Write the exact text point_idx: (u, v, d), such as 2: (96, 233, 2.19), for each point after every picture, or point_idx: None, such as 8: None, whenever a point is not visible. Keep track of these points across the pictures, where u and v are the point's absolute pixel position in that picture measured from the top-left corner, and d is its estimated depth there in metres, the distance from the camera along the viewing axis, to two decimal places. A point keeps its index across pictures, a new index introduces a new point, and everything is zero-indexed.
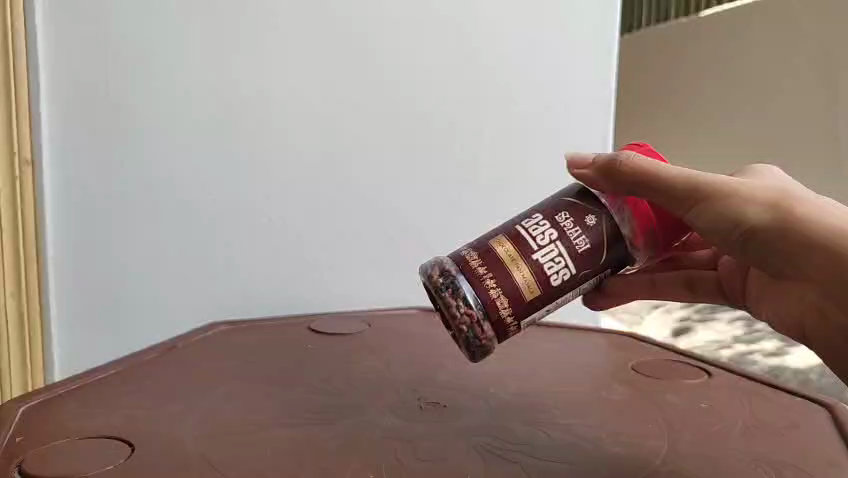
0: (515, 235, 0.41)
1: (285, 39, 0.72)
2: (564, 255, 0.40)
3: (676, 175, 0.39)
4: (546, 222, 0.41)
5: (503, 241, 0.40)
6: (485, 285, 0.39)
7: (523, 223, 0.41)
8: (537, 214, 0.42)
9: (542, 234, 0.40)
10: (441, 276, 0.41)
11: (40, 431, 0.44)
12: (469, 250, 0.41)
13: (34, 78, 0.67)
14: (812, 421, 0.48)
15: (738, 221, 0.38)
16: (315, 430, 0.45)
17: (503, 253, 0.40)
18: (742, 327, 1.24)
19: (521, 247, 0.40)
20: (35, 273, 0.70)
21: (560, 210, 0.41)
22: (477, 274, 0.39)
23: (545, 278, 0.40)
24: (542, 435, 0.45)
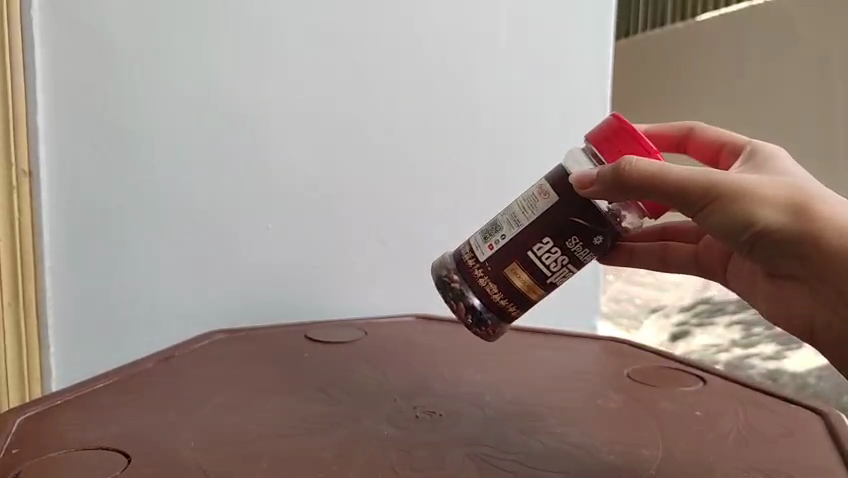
0: (529, 264, 0.48)
1: (281, 47, 0.72)
2: (574, 271, 0.48)
3: (687, 181, 0.43)
4: (557, 249, 0.47)
5: (519, 272, 0.48)
6: (507, 311, 0.49)
7: (535, 251, 0.47)
8: (547, 238, 0.47)
9: (554, 263, 0.48)
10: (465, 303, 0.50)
11: (36, 443, 0.44)
12: (488, 282, 0.49)
13: (31, 87, 0.66)
14: (805, 427, 0.48)
15: (746, 222, 0.43)
16: (311, 440, 0.45)
17: (521, 284, 0.48)
18: (740, 330, 1.23)
19: (535, 276, 0.48)
20: (33, 284, 0.69)
21: (569, 235, 0.47)
22: (498, 305, 0.49)
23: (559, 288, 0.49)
24: (537, 444, 0.45)
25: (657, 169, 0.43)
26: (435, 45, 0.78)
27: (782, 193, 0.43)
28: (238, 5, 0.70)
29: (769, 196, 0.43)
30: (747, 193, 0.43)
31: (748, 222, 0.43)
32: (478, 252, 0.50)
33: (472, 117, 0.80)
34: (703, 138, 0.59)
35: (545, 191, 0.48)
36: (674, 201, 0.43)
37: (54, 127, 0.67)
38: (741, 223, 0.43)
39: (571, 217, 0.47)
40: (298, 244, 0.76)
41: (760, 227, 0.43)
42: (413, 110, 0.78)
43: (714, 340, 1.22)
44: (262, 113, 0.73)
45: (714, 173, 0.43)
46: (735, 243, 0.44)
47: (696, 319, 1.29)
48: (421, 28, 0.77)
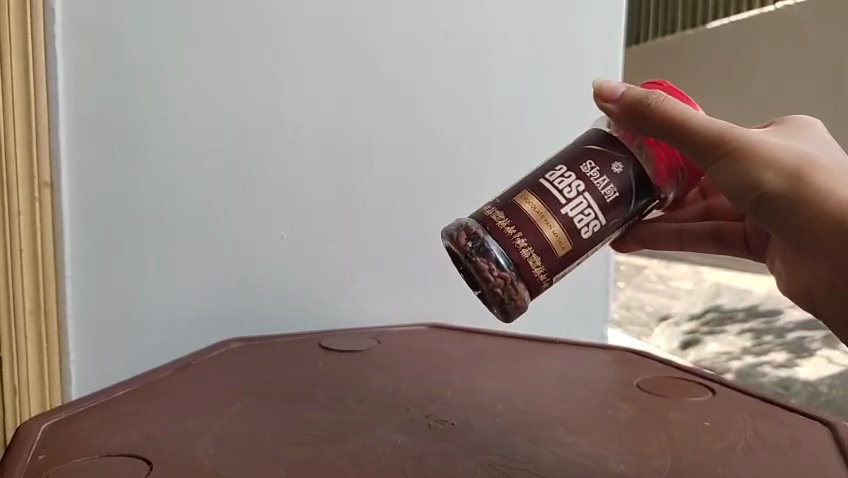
0: (541, 190, 0.46)
1: (298, 61, 0.74)
2: (592, 205, 0.46)
3: (694, 128, 0.45)
4: (571, 173, 0.46)
5: (529, 197, 0.46)
6: (515, 242, 0.45)
7: (548, 177, 0.47)
8: (562, 166, 0.47)
9: (568, 187, 0.46)
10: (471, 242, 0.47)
11: (61, 450, 0.45)
12: (495, 210, 0.46)
13: (53, 102, 0.68)
14: (812, 437, 0.49)
15: (744, 183, 0.44)
16: (327, 448, 0.46)
17: (532, 210, 0.45)
18: (750, 338, 1.24)
19: (547, 201, 0.45)
20: (53, 294, 0.70)
21: (583, 161, 0.47)
22: (506, 233, 0.45)
23: (575, 229, 0.45)
24: (547, 453, 0.46)
25: (673, 108, 0.45)
26: (449, 59, 0.79)
27: (794, 165, 0.44)
28: (256, 20, 0.72)
29: (779, 165, 0.44)
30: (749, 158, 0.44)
31: (756, 187, 0.44)
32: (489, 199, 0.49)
33: (481, 128, 0.82)
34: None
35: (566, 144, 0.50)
36: (687, 151, 0.45)
37: (75, 138, 0.69)
38: (748, 185, 0.44)
39: (588, 146, 0.48)
40: (315, 255, 0.78)
41: (765, 194, 0.44)
42: (426, 122, 0.80)
43: (725, 349, 1.22)
44: (277, 124, 0.74)
45: (737, 130, 0.45)
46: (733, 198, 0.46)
47: (707, 327, 1.31)
48: (434, 42, 0.79)
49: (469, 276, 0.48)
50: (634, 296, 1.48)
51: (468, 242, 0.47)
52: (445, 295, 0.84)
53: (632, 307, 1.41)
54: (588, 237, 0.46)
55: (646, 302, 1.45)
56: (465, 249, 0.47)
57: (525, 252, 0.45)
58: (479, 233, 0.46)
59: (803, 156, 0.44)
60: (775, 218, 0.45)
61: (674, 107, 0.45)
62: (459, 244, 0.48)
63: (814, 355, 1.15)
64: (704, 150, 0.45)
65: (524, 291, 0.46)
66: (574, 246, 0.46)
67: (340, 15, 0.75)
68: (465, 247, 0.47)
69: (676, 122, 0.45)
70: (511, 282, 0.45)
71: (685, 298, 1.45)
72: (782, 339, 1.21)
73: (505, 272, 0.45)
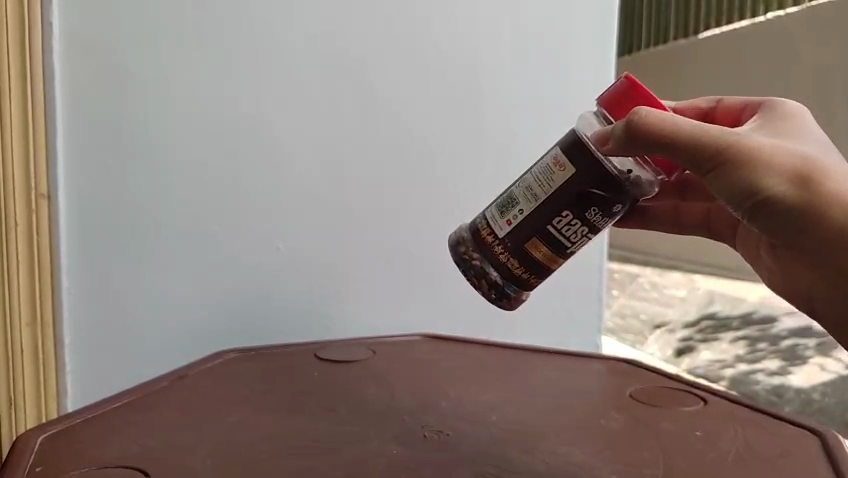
0: (550, 239, 0.51)
1: (294, 73, 0.75)
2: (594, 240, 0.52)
3: (693, 144, 0.44)
4: (577, 221, 0.50)
5: (538, 247, 0.51)
6: (529, 281, 0.53)
7: (555, 225, 0.50)
8: (566, 211, 0.50)
9: (574, 234, 0.51)
10: (485, 276, 0.53)
11: (59, 461, 0.46)
12: (509, 256, 0.52)
13: (51, 114, 0.68)
14: (801, 447, 0.49)
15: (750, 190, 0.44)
16: (322, 459, 0.47)
17: (543, 257, 0.51)
18: (744, 346, 1.25)
19: (553, 248, 0.51)
20: (50, 306, 0.71)
21: (588, 207, 0.50)
22: (521, 277, 0.52)
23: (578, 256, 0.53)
24: (541, 464, 0.47)
25: (669, 126, 0.44)
26: (443, 73, 0.80)
27: (794, 167, 0.44)
28: (252, 33, 0.73)
29: (779, 169, 0.44)
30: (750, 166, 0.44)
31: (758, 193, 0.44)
32: (495, 228, 0.53)
33: (475, 140, 0.82)
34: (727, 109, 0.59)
35: (565, 163, 0.50)
36: (686, 162, 0.45)
37: (72, 151, 0.69)
38: (750, 193, 0.44)
39: (591, 189, 0.49)
40: (310, 265, 0.78)
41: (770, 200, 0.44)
42: (421, 135, 0.80)
43: (718, 356, 1.22)
44: (274, 135, 0.75)
45: (735, 137, 0.44)
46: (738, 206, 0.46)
47: (700, 335, 1.31)
48: (429, 55, 0.79)
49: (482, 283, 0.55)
50: (628, 304, 1.49)
51: (482, 274, 0.53)
52: (440, 305, 0.84)
53: (626, 316, 1.42)
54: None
55: (640, 310, 1.46)
56: (479, 279, 0.54)
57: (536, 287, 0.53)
58: (493, 273, 0.53)
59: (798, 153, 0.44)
60: (776, 220, 0.45)
61: (670, 126, 0.44)
62: (472, 270, 0.54)
63: (807, 363, 1.17)
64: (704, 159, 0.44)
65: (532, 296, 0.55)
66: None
67: (337, 28, 0.76)
68: (479, 278, 0.54)
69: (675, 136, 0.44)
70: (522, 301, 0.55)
71: (678, 306, 1.46)
72: (775, 347, 1.23)
73: (518, 298, 0.54)
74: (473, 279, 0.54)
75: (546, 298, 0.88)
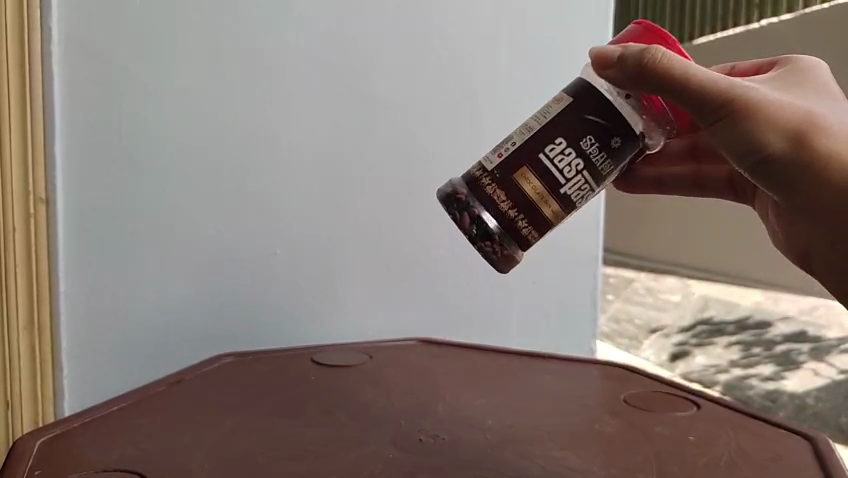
0: (540, 168, 0.48)
1: (292, 78, 0.75)
2: (589, 181, 0.48)
3: (700, 90, 0.45)
4: (570, 149, 0.48)
5: (527, 175, 0.48)
6: (517, 223, 0.48)
7: (547, 153, 0.48)
8: (559, 139, 0.48)
9: (568, 166, 0.48)
10: (468, 214, 0.50)
11: (58, 465, 0.46)
12: (495, 188, 0.48)
13: (49, 119, 0.68)
14: (793, 452, 0.50)
15: (749, 144, 0.46)
16: (319, 463, 0.47)
17: (532, 191, 0.48)
18: (738, 351, 1.26)
19: (543, 181, 0.48)
20: (47, 309, 0.71)
21: (583, 134, 0.48)
22: (507, 215, 0.48)
23: (572, 203, 0.49)
24: (535, 468, 0.47)
25: (676, 69, 0.45)
26: (441, 79, 0.81)
27: (795, 124, 0.45)
28: (251, 39, 0.74)
29: (780, 124, 0.45)
30: (752, 119, 0.45)
31: (760, 150, 0.46)
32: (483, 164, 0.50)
33: (472, 145, 0.83)
34: (741, 72, 0.59)
35: (563, 96, 0.50)
36: (690, 105, 0.46)
37: (69, 154, 0.69)
38: (750, 144, 0.46)
39: (585, 115, 0.48)
40: (307, 268, 0.78)
41: (768, 155, 0.46)
42: (418, 141, 0.81)
43: (712, 361, 1.23)
44: (272, 140, 0.75)
45: (740, 88, 0.45)
46: (736, 157, 0.47)
47: (695, 339, 1.32)
48: (427, 62, 0.80)
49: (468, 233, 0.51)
50: (623, 309, 1.49)
51: (466, 211, 0.50)
52: (436, 309, 0.85)
53: (621, 321, 1.42)
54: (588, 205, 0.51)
55: (635, 314, 1.46)
56: (464, 218, 0.50)
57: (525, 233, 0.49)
58: (477, 208, 0.49)
59: (805, 110, 0.46)
60: (775, 178, 0.47)
61: (677, 68, 0.45)
62: (456, 210, 0.50)
63: (801, 368, 1.18)
64: (712, 114, 0.45)
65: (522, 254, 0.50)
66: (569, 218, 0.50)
67: (336, 35, 0.76)
68: (464, 216, 0.50)
69: (685, 87, 0.45)
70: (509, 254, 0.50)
71: (673, 310, 1.47)
72: (769, 352, 1.23)
73: (504, 247, 0.49)
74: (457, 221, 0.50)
75: (541, 301, 0.89)
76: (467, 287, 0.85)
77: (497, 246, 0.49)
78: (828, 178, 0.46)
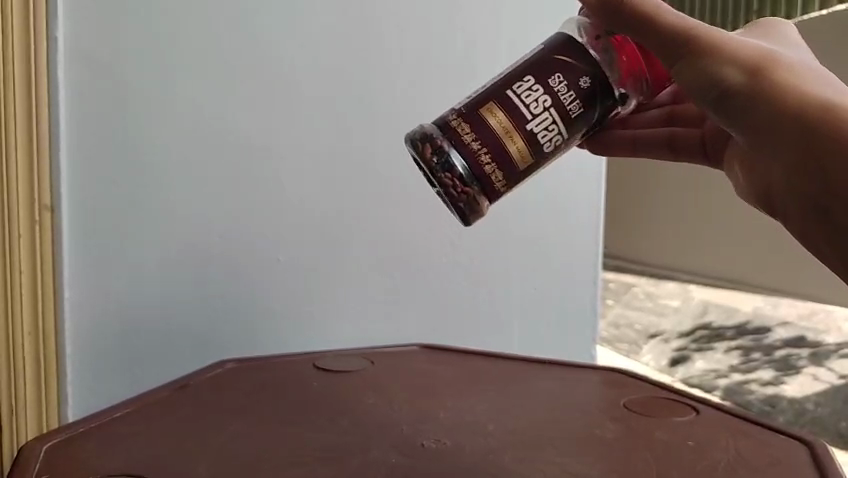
0: (507, 102, 0.47)
1: (295, 86, 0.76)
2: (556, 120, 0.47)
3: (662, 20, 0.44)
4: (538, 87, 0.47)
5: (497, 109, 0.47)
6: (479, 157, 0.47)
7: (515, 88, 0.47)
8: (528, 76, 0.48)
9: (534, 102, 0.47)
10: (435, 149, 0.48)
11: (65, 471, 0.46)
12: (459, 121, 0.47)
13: (55, 127, 0.69)
14: (791, 455, 0.51)
15: (711, 76, 0.44)
16: (324, 469, 0.48)
17: (497, 124, 0.47)
18: (738, 356, 1.26)
19: (510, 115, 0.47)
20: (52, 316, 0.71)
21: (552, 73, 0.47)
22: (471, 148, 0.47)
23: (537, 144, 0.47)
24: (538, 473, 0.48)
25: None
26: (441, 87, 0.82)
27: (753, 59, 0.44)
28: (254, 49, 0.74)
29: (736, 58, 0.44)
30: (707, 51, 0.44)
31: (718, 85, 0.44)
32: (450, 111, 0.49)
33: None
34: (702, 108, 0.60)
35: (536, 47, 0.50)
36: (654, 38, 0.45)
37: (75, 160, 0.70)
38: (708, 80, 0.44)
39: (557, 56, 0.48)
40: (309, 275, 0.79)
41: (728, 90, 0.44)
42: None
43: (711, 366, 1.23)
44: (275, 147, 0.76)
45: (699, 21, 0.44)
46: (700, 99, 0.45)
47: (695, 345, 1.33)
48: (427, 70, 0.81)
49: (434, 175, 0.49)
50: (622, 314, 1.49)
51: (433, 148, 0.48)
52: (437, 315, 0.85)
53: (621, 326, 1.42)
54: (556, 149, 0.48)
55: (634, 319, 1.47)
56: (431, 153, 0.48)
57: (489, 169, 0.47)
58: (443, 142, 0.48)
59: (765, 51, 0.44)
60: (739, 117, 0.44)
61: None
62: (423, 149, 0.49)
63: (801, 373, 1.18)
64: (670, 46, 0.44)
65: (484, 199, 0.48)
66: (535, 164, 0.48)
67: (338, 44, 0.77)
68: (430, 153, 0.48)
69: (642, 20, 0.45)
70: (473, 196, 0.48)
71: (673, 316, 1.47)
72: (768, 357, 1.24)
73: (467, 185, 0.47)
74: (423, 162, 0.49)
75: (541, 307, 0.89)
76: (468, 293, 0.86)
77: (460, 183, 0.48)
78: (795, 113, 0.42)
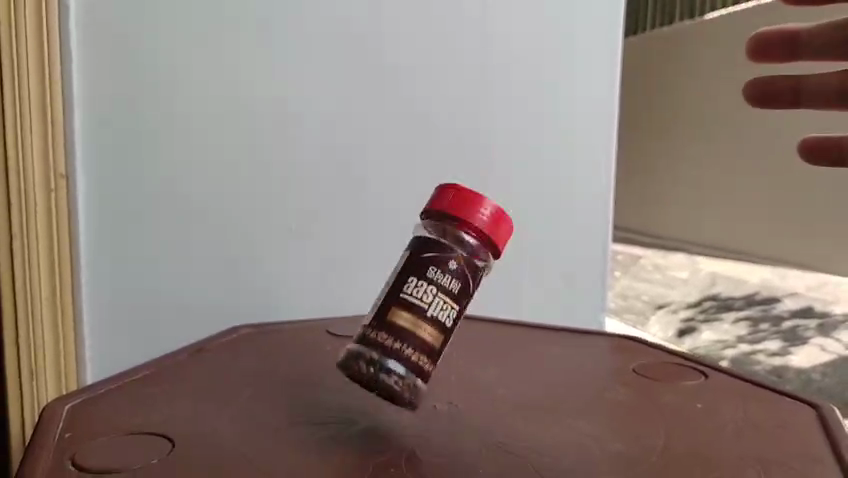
0: (404, 303, 0.49)
1: (304, 54, 0.76)
2: (448, 300, 0.50)
3: None
4: (422, 281, 0.50)
5: (402, 319, 0.49)
6: (400, 351, 0.49)
7: (405, 290, 0.50)
8: (410, 277, 0.50)
9: (423, 294, 0.50)
10: (366, 367, 0.50)
11: (88, 429, 0.48)
12: (374, 332, 0.49)
13: (68, 94, 0.70)
14: (799, 419, 0.51)
15: None
16: (339, 429, 0.49)
17: (405, 321, 0.49)
18: (746, 327, 1.27)
19: (413, 312, 0.49)
20: (69, 282, 0.73)
21: (427, 267, 0.50)
22: (392, 347, 0.49)
23: (442, 325, 0.50)
24: (549, 434, 0.48)
25: None
26: (451, 54, 0.81)
27: None
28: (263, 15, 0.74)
29: None
30: None
31: None
32: (373, 306, 0.51)
33: (484, 121, 0.84)
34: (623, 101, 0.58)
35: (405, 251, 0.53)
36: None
37: (89, 130, 0.71)
38: None
39: (421, 254, 0.51)
40: (321, 242, 0.80)
41: None
42: (428, 116, 0.82)
43: (719, 337, 1.24)
44: (285, 115, 0.76)
45: None
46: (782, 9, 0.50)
47: (703, 315, 1.34)
48: (436, 37, 0.81)
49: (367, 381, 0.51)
50: (630, 285, 1.50)
51: (364, 365, 0.50)
52: None
53: (629, 297, 1.43)
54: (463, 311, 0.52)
55: (643, 291, 1.47)
56: (365, 367, 0.50)
57: (423, 374, 0.50)
58: (372, 353, 0.50)
59: None
60: None
61: None
62: (354, 368, 0.50)
63: (807, 343, 1.20)
64: None
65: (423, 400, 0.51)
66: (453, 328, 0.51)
67: (347, 12, 0.77)
68: (363, 368, 0.50)
69: None
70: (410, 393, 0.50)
71: (682, 287, 1.50)
72: (776, 327, 1.25)
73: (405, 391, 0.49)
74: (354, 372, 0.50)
75: (551, 275, 0.90)
76: None
77: (401, 389, 0.49)
78: None
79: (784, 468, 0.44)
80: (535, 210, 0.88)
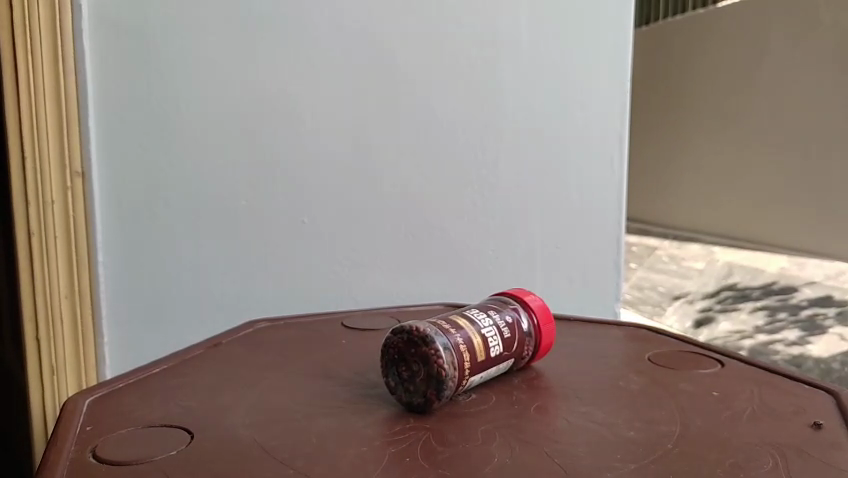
0: (470, 319, 0.52)
1: (314, 51, 0.76)
2: (498, 335, 0.52)
3: None
4: (482, 312, 0.53)
5: (461, 320, 0.51)
6: (462, 357, 0.49)
7: (469, 313, 0.53)
8: (468, 309, 0.54)
9: (482, 319, 0.52)
10: (419, 334, 0.47)
11: (108, 423, 0.48)
12: (449, 331, 0.49)
13: (82, 94, 0.70)
14: (816, 406, 0.51)
15: None
16: (353, 420, 0.49)
17: (476, 339, 0.50)
18: (763, 316, 1.22)
19: (476, 331, 0.51)
20: (87, 280, 0.73)
21: (485, 308, 0.54)
22: (461, 351, 0.49)
23: (488, 349, 0.51)
24: (563, 422, 0.49)
25: None
26: (461, 48, 0.81)
27: None
28: (274, 13, 0.74)
29: None
30: None
31: None
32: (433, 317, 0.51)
33: (494, 113, 0.84)
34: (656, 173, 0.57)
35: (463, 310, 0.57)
36: None
37: (104, 128, 0.72)
38: None
39: (478, 305, 0.55)
40: (334, 236, 0.80)
41: None
42: (438, 108, 0.82)
43: (737, 326, 1.21)
44: (297, 111, 0.77)
45: None
46: None
47: (719, 305, 1.30)
48: (445, 32, 0.81)
49: (398, 362, 0.49)
50: (645, 277, 1.48)
51: (417, 330, 0.48)
52: (460, 275, 0.85)
53: (644, 287, 1.42)
54: (494, 365, 0.52)
55: (658, 281, 1.45)
56: (417, 333, 0.48)
57: (458, 368, 0.48)
58: (427, 326, 0.48)
59: None
60: None
61: None
62: (406, 330, 0.48)
63: (826, 333, 1.13)
64: None
65: (440, 401, 0.48)
66: (490, 360, 0.51)
67: (358, 9, 0.77)
68: (415, 332, 0.48)
69: None
70: (442, 379, 0.47)
71: (697, 277, 1.42)
72: (795, 317, 1.19)
73: (444, 371, 0.47)
74: (401, 337, 0.48)
75: (564, 266, 0.89)
76: (489, 253, 0.86)
77: (440, 367, 0.47)
78: None
79: (800, 451, 0.44)
80: (547, 201, 0.87)
